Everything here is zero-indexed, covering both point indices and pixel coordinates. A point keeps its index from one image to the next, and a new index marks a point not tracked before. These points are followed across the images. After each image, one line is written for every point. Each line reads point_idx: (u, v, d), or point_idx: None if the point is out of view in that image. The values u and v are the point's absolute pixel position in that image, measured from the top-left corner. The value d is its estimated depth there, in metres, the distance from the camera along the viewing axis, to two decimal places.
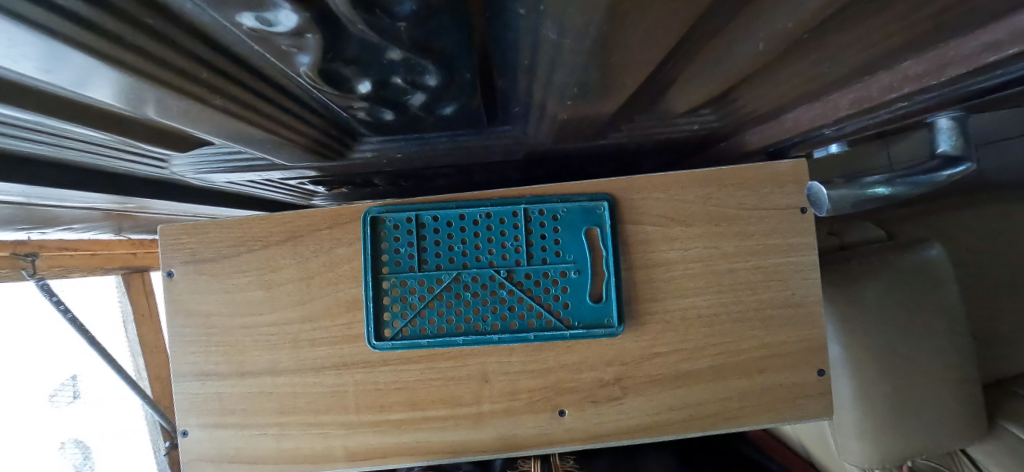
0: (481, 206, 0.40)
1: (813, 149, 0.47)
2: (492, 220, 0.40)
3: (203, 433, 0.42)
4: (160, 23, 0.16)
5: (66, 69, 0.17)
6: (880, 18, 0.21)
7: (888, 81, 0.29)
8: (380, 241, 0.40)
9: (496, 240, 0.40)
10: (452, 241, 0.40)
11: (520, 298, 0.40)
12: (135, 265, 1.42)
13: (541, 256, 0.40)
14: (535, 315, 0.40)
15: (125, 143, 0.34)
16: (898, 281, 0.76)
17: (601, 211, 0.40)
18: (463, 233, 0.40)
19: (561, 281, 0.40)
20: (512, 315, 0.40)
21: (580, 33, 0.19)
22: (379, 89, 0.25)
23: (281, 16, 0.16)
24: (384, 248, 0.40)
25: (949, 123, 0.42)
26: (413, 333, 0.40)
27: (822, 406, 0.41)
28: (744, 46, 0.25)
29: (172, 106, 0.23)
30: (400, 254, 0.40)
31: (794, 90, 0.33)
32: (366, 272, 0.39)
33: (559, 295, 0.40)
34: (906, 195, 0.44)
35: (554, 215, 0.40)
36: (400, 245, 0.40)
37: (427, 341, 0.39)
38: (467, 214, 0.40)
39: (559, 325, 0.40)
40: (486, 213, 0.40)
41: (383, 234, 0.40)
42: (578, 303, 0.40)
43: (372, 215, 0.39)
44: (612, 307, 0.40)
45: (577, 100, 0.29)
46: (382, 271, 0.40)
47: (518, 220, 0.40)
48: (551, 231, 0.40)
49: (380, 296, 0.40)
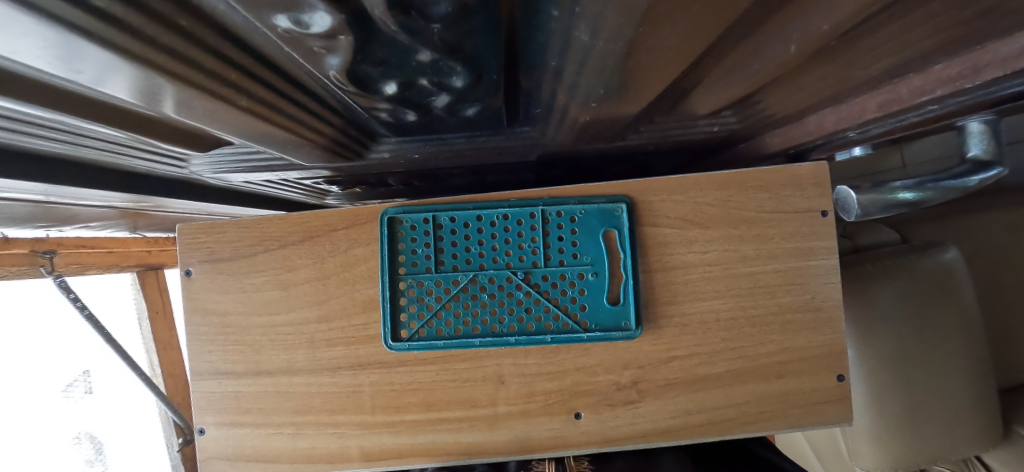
0: (499, 206, 0.40)
1: (835, 151, 0.46)
2: (510, 222, 0.40)
3: (219, 432, 0.42)
4: (192, 23, 0.16)
5: (96, 68, 0.16)
6: (919, 20, 0.21)
7: (919, 84, 0.28)
8: (397, 242, 0.40)
9: (514, 242, 0.40)
10: (470, 243, 0.40)
11: (537, 301, 0.40)
12: (148, 261, 1.42)
13: (559, 258, 0.40)
14: (552, 317, 0.40)
15: (143, 141, 0.35)
16: (914, 285, 0.75)
17: (619, 212, 0.39)
18: (480, 234, 0.40)
19: (579, 283, 0.40)
20: (529, 317, 0.40)
21: (612, 34, 0.18)
22: (404, 90, 0.25)
23: (316, 18, 0.15)
24: (401, 248, 0.40)
25: (980, 126, 0.41)
26: (429, 334, 0.40)
27: (841, 412, 0.41)
28: (773, 48, 0.24)
29: (198, 106, 0.23)
30: (417, 255, 0.40)
31: (820, 93, 0.33)
32: (383, 272, 0.39)
33: (576, 297, 0.40)
34: (936, 200, 0.43)
35: (572, 216, 0.40)
36: (417, 246, 0.40)
37: (443, 343, 0.39)
38: (486, 215, 0.40)
39: (576, 328, 0.40)
40: (504, 213, 0.40)
41: (400, 235, 0.40)
42: (594, 306, 0.40)
43: (389, 215, 0.40)
44: (630, 309, 0.40)
45: (600, 102, 0.29)
46: (399, 272, 0.40)
47: (536, 223, 0.40)
48: (568, 232, 0.40)
49: (397, 297, 0.40)
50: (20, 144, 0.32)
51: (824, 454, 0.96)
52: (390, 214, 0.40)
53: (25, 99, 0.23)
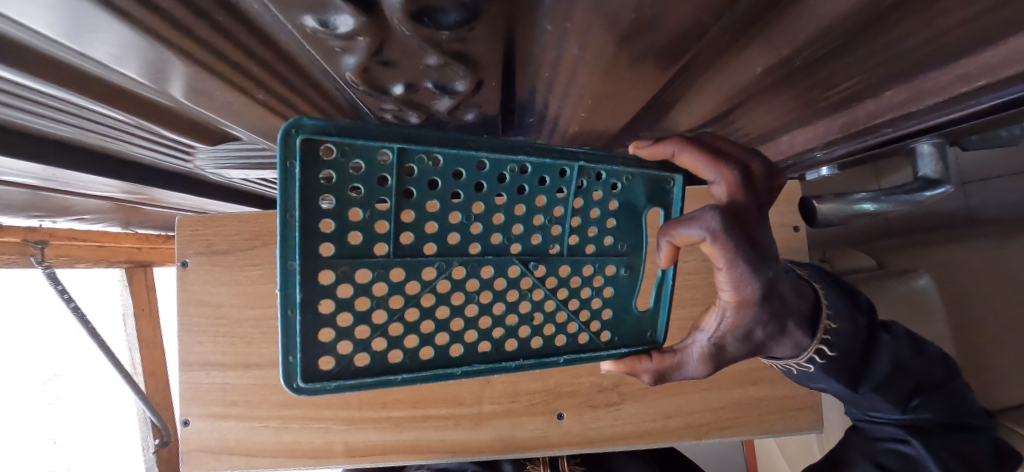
0: (512, 175, 0.27)
1: (806, 171, 0.50)
2: (518, 199, 0.28)
3: (203, 424, 0.41)
4: (227, 19, 0.18)
5: (125, 48, 0.18)
6: (865, 50, 0.24)
7: (874, 108, 0.31)
8: (319, 193, 0.22)
9: (524, 228, 0.29)
10: (455, 208, 0.26)
11: (548, 305, 0.32)
12: (138, 259, 1.31)
13: (586, 242, 0.31)
14: (565, 329, 0.32)
15: (145, 127, 0.36)
16: (887, 306, 0.78)
17: (671, 186, 0.32)
18: (474, 197, 0.26)
19: (605, 279, 0.33)
20: (535, 329, 0.32)
21: (598, 48, 0.21)
22: (410, 92, 0.27)
23: (340, 20, 0.18)
24: (336, 228, 0.23)
25: (930, 148, 0.43)
26: (382, 359, 0.27)
27: (813, 419, 0.42)
28: (743, 71, 0.27)
29: (219, 96, 0.25)
30: (360, 222, 0.24)
31: (789, 116, 0.36)
32: (293, 253, 0.22)
33: (599, 300, 0.33)
34: (887, 213, 0.47)
35: (614, 184, 0.30)
36: (358, 207, 0.23)
37: (404, 378, 0.27)
38: (483, 187, 0.26)
39: (596, 341, 0.33)
40: (508, 185, 0.27)
41: (333, 208, 0.23)
42: (619, 312, 0.34)
43: (317, 169, 0.21)
44: (658, 317, 0.35)
45: (590, 112, 0.31)
46: (333, 264, 0.24)
47: (560, 203, 0.29)
48: (605, 206, 0.31)
49: (316, 303, 0.24)
50: (22, 124, 0.33)
51: (795, 457, 0.97)
52: (317, 168, 0.21)
53: (41, 74, 0.24)
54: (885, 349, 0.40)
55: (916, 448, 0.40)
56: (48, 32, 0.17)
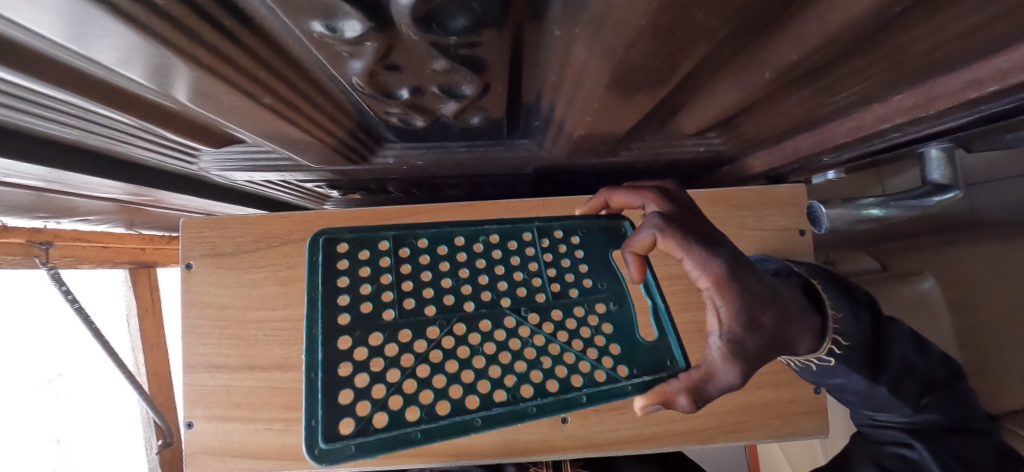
0: (483, 246, 0.34)
1: (812, 174, 0.50)
2: (494, 260, 0.33)
3: (207, 426, 0.41)
4: (234, 24, 0.18)
5: (131, 54, 0.18)
6: (875, 54, 0.24)
7: (882, 112, 0.31)
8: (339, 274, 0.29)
9: (509, 283, 0.32)
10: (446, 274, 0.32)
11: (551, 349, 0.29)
12: (143, 260, 1.32)
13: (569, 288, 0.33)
14: (578, 368, 0.28)
15: (149, 130, 0.36)
16: (892, 309, 0.77)
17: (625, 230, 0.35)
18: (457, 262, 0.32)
19: (598, 318, 0.31)
20: (545, 372, 0.28)
21: (605, 54, 0.21)
22: (417, 96, 0.27)
23: (348, 25, 0.18)
24: (350, 300, 0.28)
25: (938, 153, 0.43)
26: (394, 421, 0.25)
27: (818, 424, 0.42)
28: (751, 75, 0.27)
29: (225, 101, 0.25)
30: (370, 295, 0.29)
31: (795, 120, 0.36)
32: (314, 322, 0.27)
33: (601, 337, 0.30)
34: (896, 217, 0.46)
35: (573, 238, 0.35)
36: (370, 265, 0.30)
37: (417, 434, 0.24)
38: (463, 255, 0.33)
39: (614, 376, 0.28)
40: (484, 251, 0.33)
41: (348, 284, 0.29)
42: (627, 346, 0.30)
43: (338, 258, 0.30)
44: (672, 343, 0.30)
45: (596, 117, 0.31)
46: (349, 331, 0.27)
47: (532, 259, 0.34)
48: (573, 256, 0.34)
49: (335, 366, 0.26)
50: (26, 126, 0.33)
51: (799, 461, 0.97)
52: (338, 258, 0.30)
53: (45, 78, 0.24)
54: (891, 347, 0.40)
55: (920, 452, 0.40)
56: (54, 38, 0.16)
